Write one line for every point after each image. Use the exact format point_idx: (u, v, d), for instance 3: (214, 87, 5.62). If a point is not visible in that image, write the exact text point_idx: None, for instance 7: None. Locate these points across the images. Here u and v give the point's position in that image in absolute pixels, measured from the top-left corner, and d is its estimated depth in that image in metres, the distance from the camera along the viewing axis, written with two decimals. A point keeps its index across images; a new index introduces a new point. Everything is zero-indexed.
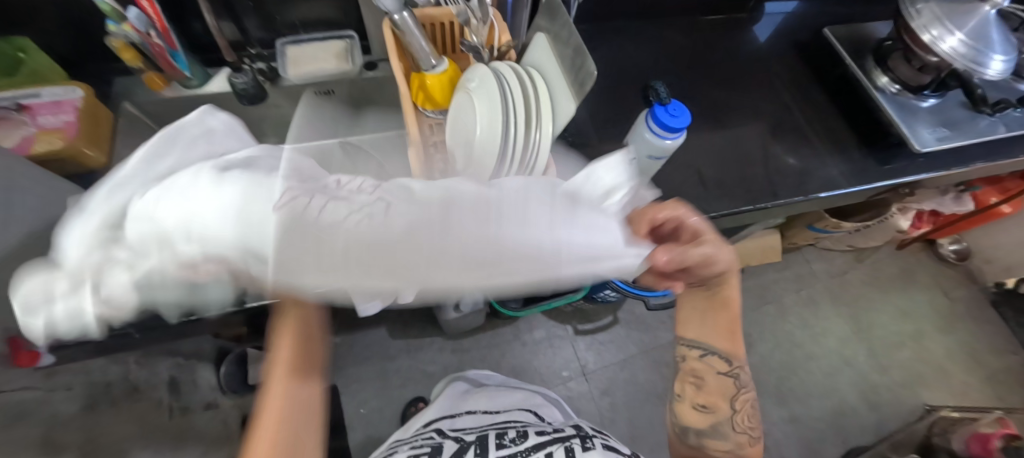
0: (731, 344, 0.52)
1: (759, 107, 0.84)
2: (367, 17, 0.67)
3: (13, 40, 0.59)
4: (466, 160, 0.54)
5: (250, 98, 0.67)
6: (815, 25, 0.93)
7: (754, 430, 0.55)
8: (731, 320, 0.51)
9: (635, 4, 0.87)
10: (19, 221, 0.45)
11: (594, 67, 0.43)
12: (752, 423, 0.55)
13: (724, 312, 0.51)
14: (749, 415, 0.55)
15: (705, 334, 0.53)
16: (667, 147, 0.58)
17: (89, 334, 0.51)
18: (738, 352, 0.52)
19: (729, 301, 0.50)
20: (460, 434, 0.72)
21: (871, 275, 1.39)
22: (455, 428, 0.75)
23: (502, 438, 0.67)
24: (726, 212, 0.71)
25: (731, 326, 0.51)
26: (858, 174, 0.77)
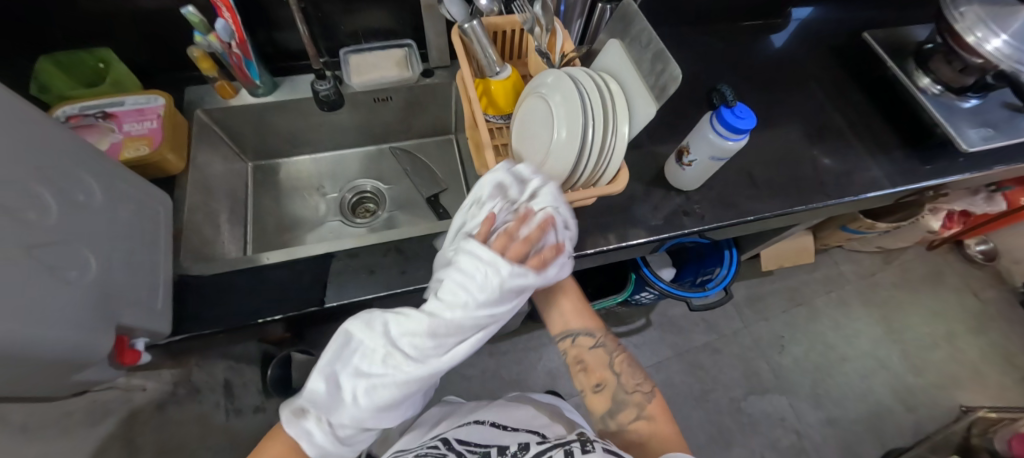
0: (582, 318, 0.54)
1: (800, 109, 0.86)
2: (428, 27, 0.69)
3: (94, 51, 0.62)
4: (544, 161, 0.56)
5: (329, 105, 0.63)
6: (852, 30, 0.95)
7: (643, 387, 0.51)
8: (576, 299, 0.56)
9: (677, 11, 0.89)
10: (124, 223, 0.47)
11: (678, 68, 0.44)
12: (637, 383, 0.51)
13: (570, 295, 0.56)
14: (640, 383, 0.52)
15: (564, 324, 0.54)
16: (729, 148, 0.59)
17: (181, 333, 0.52)
18: (591, 323, 0.54)
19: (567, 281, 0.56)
20: (464, 449, 0.52)
21: (901, 276, 1.40)
22: (457, 444, 0.54)
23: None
24: (779, 212, 0.72)
25: (577, 301, 0.55)
26: (905, 174, 0.78)
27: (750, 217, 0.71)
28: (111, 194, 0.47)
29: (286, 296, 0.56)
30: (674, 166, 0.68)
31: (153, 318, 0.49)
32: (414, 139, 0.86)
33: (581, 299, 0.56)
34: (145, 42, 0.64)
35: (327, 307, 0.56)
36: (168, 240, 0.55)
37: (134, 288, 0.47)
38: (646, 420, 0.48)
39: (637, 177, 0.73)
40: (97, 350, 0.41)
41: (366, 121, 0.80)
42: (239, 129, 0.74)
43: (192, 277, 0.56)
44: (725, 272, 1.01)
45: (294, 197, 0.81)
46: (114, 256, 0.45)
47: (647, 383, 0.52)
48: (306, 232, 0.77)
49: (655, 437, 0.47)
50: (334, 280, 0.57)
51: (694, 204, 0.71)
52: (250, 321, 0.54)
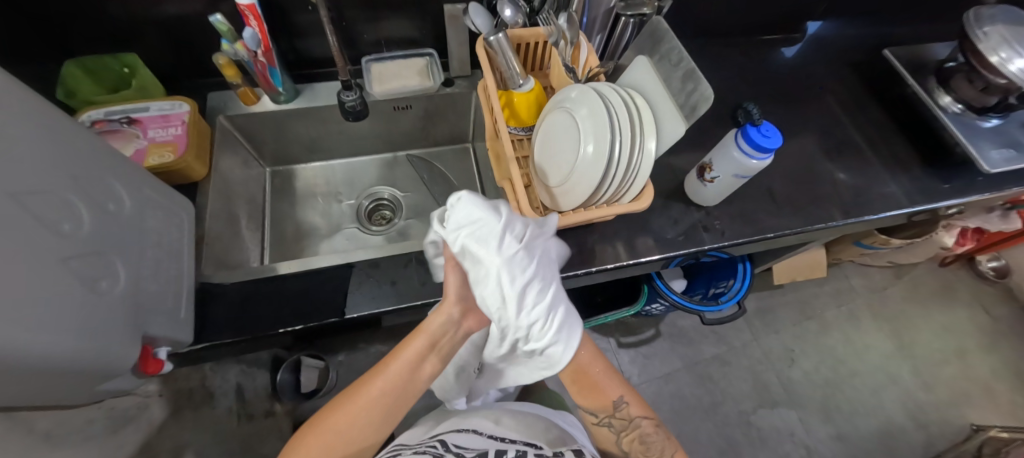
0: (590, 399, 0.59)
1: (819, 125, 0.85)
2: (451, 36, 0.69)
3: (120, 56, 0.62)
4: (568, 176, 0.57)
5: (355, 117, 0.59)
6: (870, 45, 0.95)
7: None
8: (582, 382, 0.59)
9: (696, 24, 0.89)
10: (153, 232, 0.47)
11: (710, 90, 0.44)
12: (654, 452, 0.56)
13: (591, 370, 0.59)
14: (660, 443, 0.57)
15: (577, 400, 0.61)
16: (752, 167, 0.58)
17: (201, 342, 0.51)
18: (600, 403, 0.59)
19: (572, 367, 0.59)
20: (462, 452, 0.51)
21: (911, 291, 1.39)
22: (454, 447, 0.52)
23: None
24: (799, 230, 0.71)
25: (581, 387, 0.59)
26: (924, 193, 0.78)
27: (770, 235, 0.70)
28: (140, 202, 0.47)
29: (307, 305, 0.55)
30: (695, 182, 0.67)
31: (176, 327, 0.48)
32: (430, 147, 0.86)
33: (592, 384, 0.59)
34: (169, 47, 0.64)
35: (349, 318, 0.55)
36: (191, 247, 0.54)
37: (163, 297, 0.47)
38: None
39: (656, 189, 0.72)
40: (123, 360, 0.41)
41: (386, 128, 0.80)
42: (260, 135, 0.74)
43: (214, 284, 0.55)
44: (739, 285, 1.00)
45: (311, 203, 0.81)
46: (144, 264, 0.45)
47: (663, 436, 0.58)
48: (325, 238, 0.77)
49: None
50: (356, 289, 0.57)
51: (714, 220, 0.70)
52: (272, 330, 0.53)
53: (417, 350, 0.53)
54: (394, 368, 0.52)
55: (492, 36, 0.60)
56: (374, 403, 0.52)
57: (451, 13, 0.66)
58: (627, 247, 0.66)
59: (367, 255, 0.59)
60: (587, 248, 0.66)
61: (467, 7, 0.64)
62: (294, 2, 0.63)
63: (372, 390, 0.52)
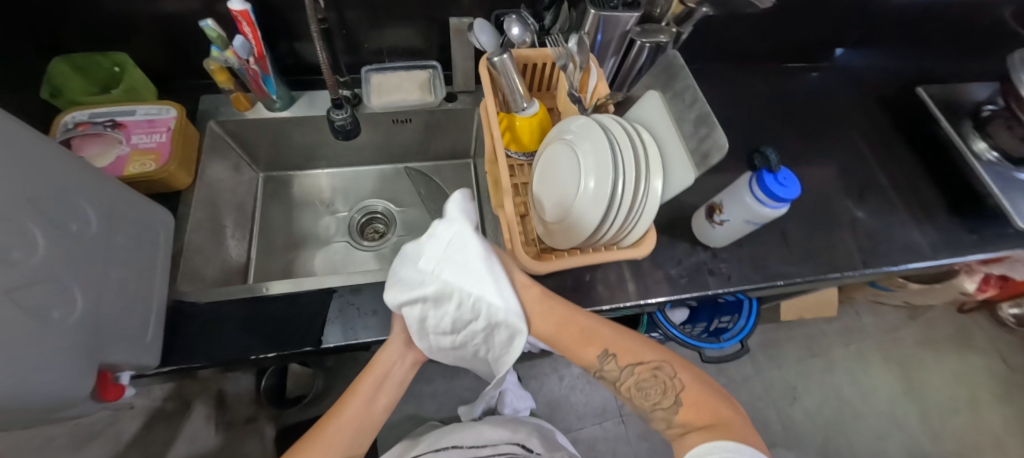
0: (581, 347, 0.51)
1: (842, 163, 0.80)
2: (455, 50, 0.66)
3: (111, 55, 0.60)
4: (566, 214, 0.53)
5: (345, 136, 0.55)
6: (901, 79, 0.90)
7: (665, 401, 0.48)
8: (562, 322, 0.51)
9: (717, 48, 0.84)
10: (121, 250, 0.45)
11: (725, 140, 0.40)
12: (661, 397, 0.48)
13: (563, 327, 0.51)
14: (666, 384, 0.49)
15: (566, 351, 0.53)
16: (766, 216, 0.55)
17: (168, 365, 0.49)
18: (589, 353, 0.51)
19: (543, 295, 0.52)
20: None
21: (924, 334, 1.33)
22: None
23: None
24: (812, 280, 0.65)
25: (562, 327, 0.51)
26: (951, 245, 0.72)
27: (780, 282, 0.64)
28: (109, 218, 0.44)
29: (282, 331, 0.52)
30: (702, 221, 0.63)
31: (141, 351, 0.46)
32: (430, 161, 0.83)
33: (573, 321, 0.51)
34: (162, 47, 0.62)
35: (325, 348, 0.52)
36: (165, 263, 0.52)
37: (128, 321, 0.44)
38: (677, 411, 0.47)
39: (660, 223, 0.68)
40: (74, 391, 0.38)
41: (384, 140, 0.76)
42: (253, 141, 0.71)
43: (188, 303, 0.53)
44: (743, 323, 0.95)
45: (302, 212, 0.78)
46: (105, 286, 0.42)
47: (664, 373, 0.49)
48: (313, 252, 0.74)
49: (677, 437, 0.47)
50: (336, 317, 0.54)
51: (721, 262, 0.65)
52: (243, 357, 0.50)
53: (375, 378, 0.52)
54: (353, 402, 0.51)
55: (495, 56, 0.56)
56: (333, 439, 0.50)
57: (456, 27, 0.63)
58: (633, 286, 0.62)
59: (350, 279, 0.57)
60: (584, 285, 0.62)
61: (472, 23, 0.61)
62: (292, 7, 0.60)
63: (330, 426, 0.50)
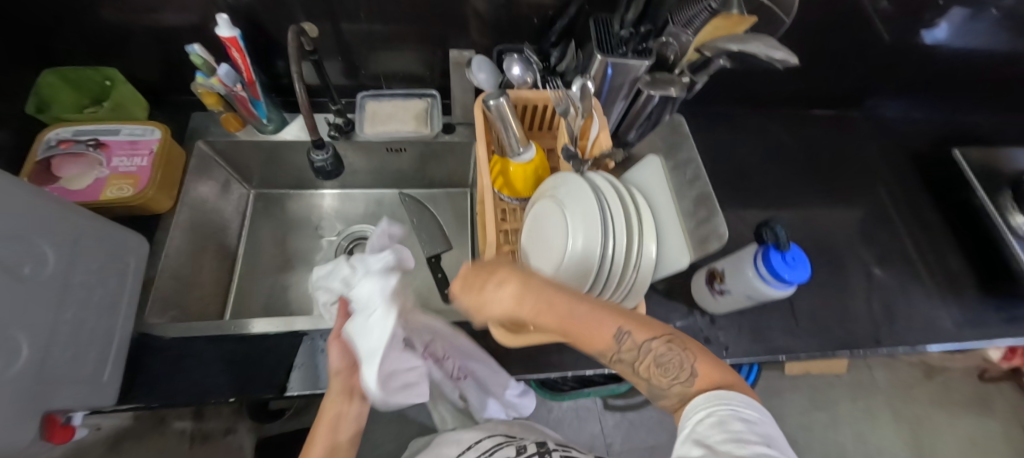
0: (588, 335, 0.37)
1: (864, 223, 0.74)
2: (454, 83, 0.63)
3: (100, 69, 0.58)
4: (553, 277, 0.49)
5: (324, 176, 0.55)
6: (934, 135, 0.84)
7: (680, 375, 0.36)
8: (569, 305, 0.36)
9: (737, 93, 0.79)
10: (81, 286, 0.43)
11: (727, 229, 0.36)
12: (676, 372, 0.36)
13: (544, 309, 0.36)
14: (681, 360, 0.37)
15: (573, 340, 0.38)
16: (772, 295, 0.50)
17: (126, 403, 0.47)
18: (602, 337, 0.37)
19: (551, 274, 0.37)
20: None
21: (940, 396, 1.25)
22: None
23: None
24: (818, 356, 0.60)
25: (568, 312, 0.36)
26: (979, 326, 0.66)
27: (781, 357, 0.59)
28: (72, 254, 0.43)
29: (245, 374, 0.50)
30: (702, 288, 0.59)
31: (93, 393, 0.44)
32: (428, 188, 0.80)
33: (585, 302, 0.37)
34: (156, 64, 0.61)
35: (288, 395, 0.49)
36: (133, 295, 0.50)
37: (80, 361, 0.43)
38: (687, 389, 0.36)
39: (657, 279, 0.64)
40: (10, 443, 0.37)
41: (377, 166, 0.74)
42: (244, 161, 0.69)
43: (153, 337, 0.51)
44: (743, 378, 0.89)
45: (290, 232, 0.75)
46: (57, 330, 0.40)
47: (670, 344, 0.37)
48: (294, 276, 0.71)
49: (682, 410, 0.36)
50: (303, 364, 0.51)
51: (719, 330, 0.60)
52: (201, 399, 0.48)
53: (334, 420, 0.41)
54: None
55: (491, 96, 0.52)
56: None
57: (456, 60, 0.60)
58: None
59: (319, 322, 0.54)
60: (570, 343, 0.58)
61: (471, 59, 0.58)
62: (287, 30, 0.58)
63: None
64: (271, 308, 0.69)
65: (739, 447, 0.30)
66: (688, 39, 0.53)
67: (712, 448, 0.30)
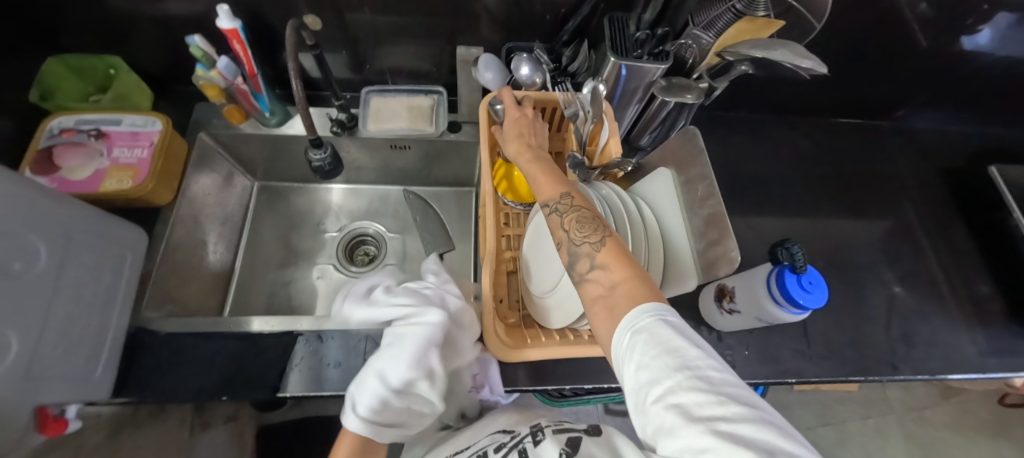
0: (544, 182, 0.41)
1: (887, 240, 0.70)
2: (461, 82, 0.61)
3: (105, 58, 0.57)
4: (552, 289, 0.47)
5: (323, 175, 0.54)
6: (967, 149, 0.79)
7: (593, 237, 0.36)
8: (548, 166, 0.43)
9: (759, 99, 0.75)
10: (73, 281, 0.42)
11: (739, 251, 0.35)
12: (590, 232, 0.36)
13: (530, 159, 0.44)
14: (602, 233, 0.36)
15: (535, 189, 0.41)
16: (785, 318, 0.47)
17: (120, 397, 0.47)
18: (549, 187, 0.40)
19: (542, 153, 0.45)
20: None
21: (955, 418, 1.21)
22: None
23: None
24: (830, 380, 0.58)
25: (547, 167, 0.42)
26: (1006, 357, 0.62)
27: (790, 380, 0.57)
28: (66, 250, 0.42)
29: (238, 373, 0.49)
30: (711, 305, 0.56)
31: (86, 389, 0.44)
32: (432, 186, 0.79)
33: (556, 170, 0.42)
34: (160, 53, 0.59)
35: (280, 397, 0.48)
36: (129, 289, 0.50)
37: (71, 358, 0.42)
38: (602, 278, 0.33)
39: None
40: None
41: (381, 162, 0.72)
42: (247, 153, 0.68)
43: (148, 332, 0.51)
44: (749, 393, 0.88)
45: (293, 226, 0.74)
46: (46, 327, 0.40)
47: (608, 229, 0.36)
48: (296, 272, 0.71)
49: (602, 310, 0.32)
50: (297, 365, 0.50)
51: (726, 349, 0.57)
52: (195, 397, 0.48)
53: None
54: None
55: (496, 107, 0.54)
56: None
57: (462, 57, 0.58)
58: None
59: (313, 324, 0.54)
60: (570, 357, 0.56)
61: (479, 57, 0.56)
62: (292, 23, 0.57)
63: None
64: (270, 303, 0.68)
65: (674, 363, 0.27)
66: (709, 42, 0.50)
67: (650, 373, 0.27)
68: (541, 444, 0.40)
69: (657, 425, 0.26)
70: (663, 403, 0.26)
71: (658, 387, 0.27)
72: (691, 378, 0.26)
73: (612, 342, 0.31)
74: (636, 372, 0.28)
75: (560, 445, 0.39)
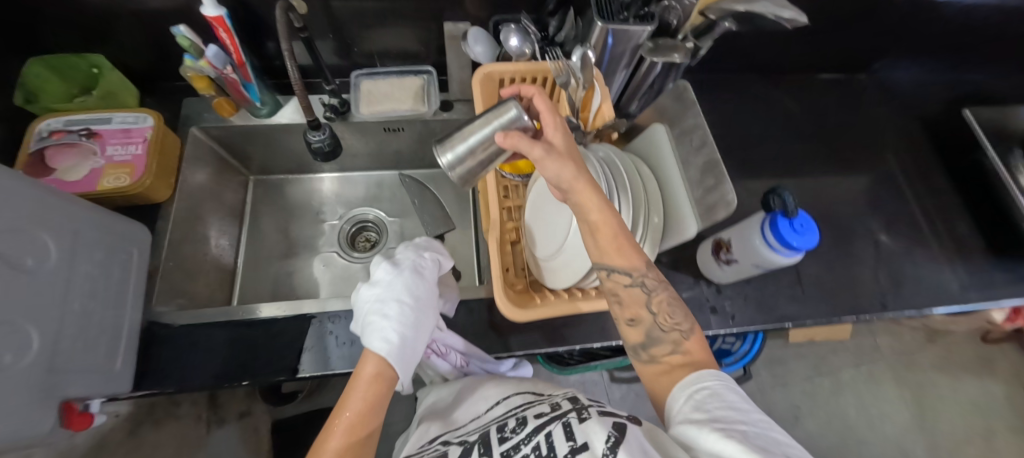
0: (623, 249, 0.40)
1: (871, 188, 0.73)
2: (451, 59, 0.61)
3: (87, 57, 0.56)
4: (556, 254, 0.49)
5: (323, 157, 0.54)
6: (944, 96, 0.82)
7: (682, 324, 0.41)
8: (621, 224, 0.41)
9: (743, 59, 0.77)
10: (85, 278, 0.43)
11: (734, 194, 0.36)
12: (679, 320, 0.40)
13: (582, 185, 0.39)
14: (679, 316, 0.41)
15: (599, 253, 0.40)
16: (780, 262, 0.50)
17: (142, 389, 0.48)
18: (632, 256, 0.40)
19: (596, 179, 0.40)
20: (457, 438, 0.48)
21: (942, 359, 1.26)
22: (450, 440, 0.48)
23: (502, 433, 0.44)
24: (824, 322, 0.61)
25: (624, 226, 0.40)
26: (986, 289, 0.65)
27: (788, 325, 0.59)
28: (77, 247, 0.42)
29: (257, 359, 0.50)
30: (709, 258, 0.58)
31: (108, 383, 0.44)
32: (427, 168, 0.79)
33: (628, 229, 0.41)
34: (143, 49, 0.59)
35: (301, 377, 0.50)
36: (139, 284, 0.50)
37: (91, 353, 0.43)
38: (679, 362, 0.39)
39: (662, 251, 0.63)
40: (31, 429, 0.37)
41: (375, 148, 0.72)
42: (240, 146, 0.68)
43: (162, 325, 0.52)
44: (747, 347, 0.96)
45: (293, 217, 0.75)
46: (65, 321, 0.40)
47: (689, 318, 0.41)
48: (299, 262, 0.71)
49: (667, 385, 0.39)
50: (313, 345, 0.51)
51: (725, 300, 0.60)
52: (216, 384, 0.49)
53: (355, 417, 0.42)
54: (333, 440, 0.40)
55: (513, 112, 0.41)
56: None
57: (450, 33, 0.57)
58: None
59: (329, 305, 0.54)
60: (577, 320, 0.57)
61: (467, 31, 0.57)
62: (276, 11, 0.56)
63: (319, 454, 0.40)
64: (278, 293, 0.69)
65: (738, 415, 0.33)
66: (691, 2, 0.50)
67: (710, 414, 0.34)
68: (586, 421, 0.40)
69: (713, 449, 0.31)
70: (720, 433, 0.32)
71: (719, 423, 0.33)
72: (750, 429, 0.32)
73: (674, 395, 0.37)
74: (697, 412, 0.34)
75: (606, 426, 0.38)
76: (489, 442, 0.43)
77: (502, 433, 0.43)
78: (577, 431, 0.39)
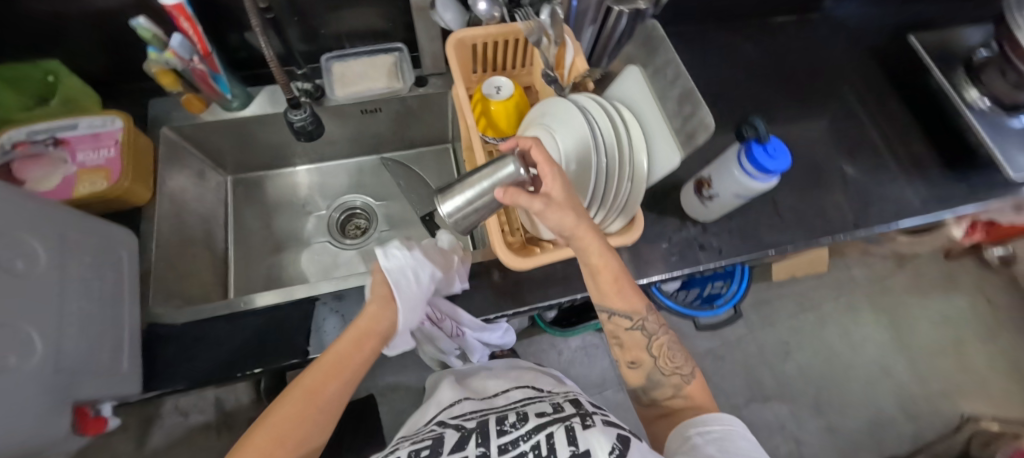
0: (622, 295, 0.46)
1: (833, 120, 0.77)
2: (420, 31, 0.61)
3: (38, 64, 0.53)
4: None
5: (307, 137, 0.55)
6: (890, 28, 0.87)
7: (683, 368, 0.47)
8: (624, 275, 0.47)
9: (703, 9, 0.79)
10: (79, 282, 0.42)
11: (713, 119, 0.38)
12: (679, 364, 0.46)
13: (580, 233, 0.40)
14: (677, 358, 0.47)
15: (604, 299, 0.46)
16: (759, 188, 0.53)
17: (152, 390, 0.47)
18: (633, 302, 0.46)
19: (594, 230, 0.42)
20: (460, 422, 0.49)
21: (912, 281, 1.35)
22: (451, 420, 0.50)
23: (502, 426, 0.45)
24: (803, 246, 0.64)
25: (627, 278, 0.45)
26: (943, 199, 0.70)
27: (772, 252, 0.63)
28: (67, 251, 0.42)
29: (268, 346, 0.50)
30: (692, 198, 0.61)
31: (117, 384, 0.44)
32: (408, 149, 0.79)
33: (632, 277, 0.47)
34: (100, 51, 0.57)
35: (313, 358, 0.50)
36: (133, 287, 0.50)
37: (95, 355, 0.42)
38: (681, 405, 0.45)
39: (647, 199, 0.65)
40: (47, 434, 0.37)
41: (354, 132, 0.72)
42: (215, 144, 0.67)
43: (162, 325, 0.51)
44: (734, 289, 1.00)
45: (277, 212, 0.74)
46: (66, 324, 0.39)
47: (688, 364, 0.47)
48: (290, 256, 0.71)
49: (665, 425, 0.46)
50: (320, 326, 0.52)
51: (711, 236, 0.63)
52: (229, 374, 0.48)
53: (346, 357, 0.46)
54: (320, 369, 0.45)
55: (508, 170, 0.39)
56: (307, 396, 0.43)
57: (416, 4, 0.57)
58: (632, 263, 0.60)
59: (333, 285, 0.55)
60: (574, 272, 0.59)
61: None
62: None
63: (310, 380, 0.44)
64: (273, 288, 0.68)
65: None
66: None
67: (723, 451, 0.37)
68: (589, 429, 0.42)
69: None
70: None
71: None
72: None
73: (686, 434, 0.41)
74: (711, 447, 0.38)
75: (610, 438, 0.40)
76: (488, 433, 0.44)
77: (502, 427, 0.45)
78: (580, 438, 0.41)
